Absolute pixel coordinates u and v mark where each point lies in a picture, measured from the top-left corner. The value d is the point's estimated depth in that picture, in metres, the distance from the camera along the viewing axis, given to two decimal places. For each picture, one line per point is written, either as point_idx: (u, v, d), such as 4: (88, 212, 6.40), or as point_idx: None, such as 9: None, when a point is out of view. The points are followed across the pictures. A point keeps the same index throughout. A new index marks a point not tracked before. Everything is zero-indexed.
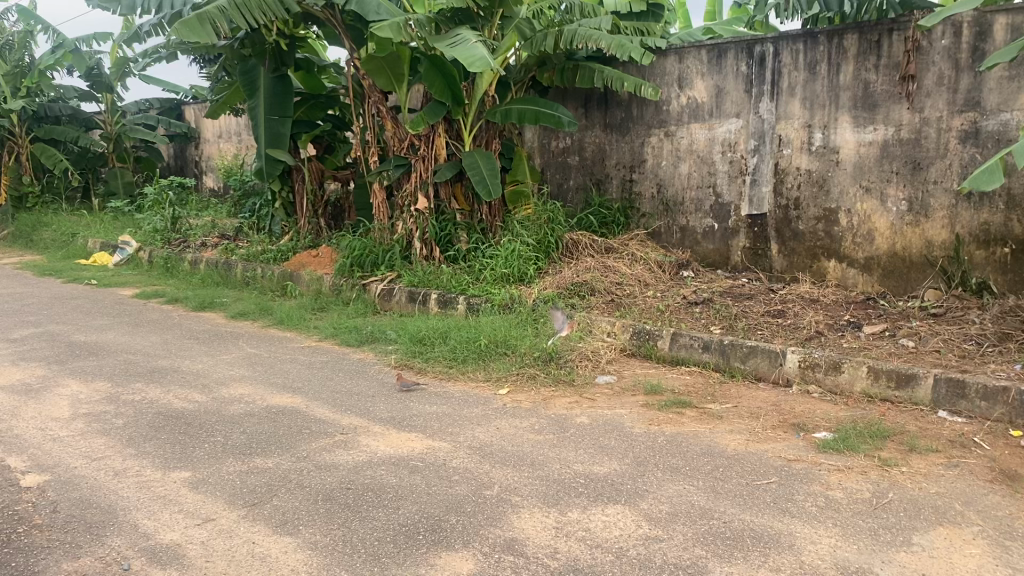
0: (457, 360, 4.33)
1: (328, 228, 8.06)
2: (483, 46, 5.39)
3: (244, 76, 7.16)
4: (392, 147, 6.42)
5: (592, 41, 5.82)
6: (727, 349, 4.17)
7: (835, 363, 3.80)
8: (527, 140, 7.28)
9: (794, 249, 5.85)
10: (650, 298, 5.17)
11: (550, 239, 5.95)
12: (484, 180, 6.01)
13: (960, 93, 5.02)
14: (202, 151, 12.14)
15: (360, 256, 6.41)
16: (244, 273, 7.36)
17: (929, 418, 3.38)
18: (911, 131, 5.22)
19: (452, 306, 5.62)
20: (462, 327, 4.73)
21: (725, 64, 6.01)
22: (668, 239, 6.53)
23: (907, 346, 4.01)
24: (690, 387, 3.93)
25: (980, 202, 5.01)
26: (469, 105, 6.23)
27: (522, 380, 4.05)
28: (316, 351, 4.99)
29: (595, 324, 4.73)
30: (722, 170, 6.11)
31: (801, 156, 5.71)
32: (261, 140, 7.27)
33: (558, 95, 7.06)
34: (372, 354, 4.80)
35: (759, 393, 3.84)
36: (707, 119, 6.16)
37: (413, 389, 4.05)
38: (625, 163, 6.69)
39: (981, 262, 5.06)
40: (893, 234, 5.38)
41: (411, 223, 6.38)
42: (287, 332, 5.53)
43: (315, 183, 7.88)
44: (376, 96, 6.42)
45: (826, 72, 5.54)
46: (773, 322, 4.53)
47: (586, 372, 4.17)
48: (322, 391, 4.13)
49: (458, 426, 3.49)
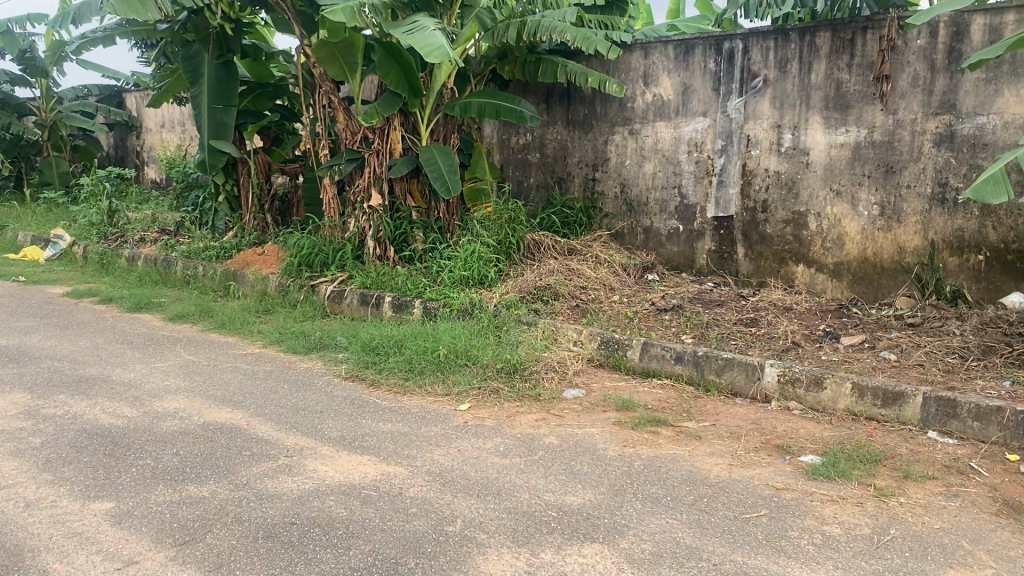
0: (413, 371, 4.01)
1: (276, 224, 7.64)
2: (443, 34, 5.09)
3: (187, 62, 6.77)
4: (344, 140, 6.07)
5: (556, 34, 5.55)
6: (701, 362, 3.93)
7: (817, 379, 3.58)
8: (485, 135, 6.98)
9: (760, 253, 5.66)
10: (616, 304, 4.91)
11: (511, 240, 5.66)
12: (443, 177, 5.69)
13: (935, 95, 4.86)
14: (144, 141, 11.58)
15: (309, 255, 6.04)
16: (184, 271, 6.94)
17: (919, 440, 3.18)
18: (885, 134, 5.04)
19: (406, 311, 5.29)
20: (419, 335, 4.42)
21: (692, 61, 5.78)
22: (632, 240, 6.28)
23: (889, 360, 3.82)
24: (663, 402, 3.68)
25: (954, 208, 4.86)
26: (426, 97, 5.91)
27: (484, 394, 3.76)
28: (260, 358, 4.63)
29: (561, 332, 4.45)
30: (688, 170, 5.89)
31: (770, 158, 5.51)
32: (204, 130, 6.84)
33: (519, 89, 6.77)
34: (321, 363, 4.46)
35: (736, 410, 3.59)
36: (673, 117, 5.94)
37: (365, 405, 3.73)
38: (588, 161, 6.43)
39: (955, 270, 4.91)
40: (864, 239, 5.21)
41: (364, 220, 6.03)
42: (228, 338, 5.15)
43: (262, 176, 7.46)
44: (328, 86, 6.07)
45: (797, 71, 5.34)
46: (745, 331, 4.30)
47: (552, 385, 3.89)
48: (266, 406, 3.78)
49: (416, 449, 3.18)
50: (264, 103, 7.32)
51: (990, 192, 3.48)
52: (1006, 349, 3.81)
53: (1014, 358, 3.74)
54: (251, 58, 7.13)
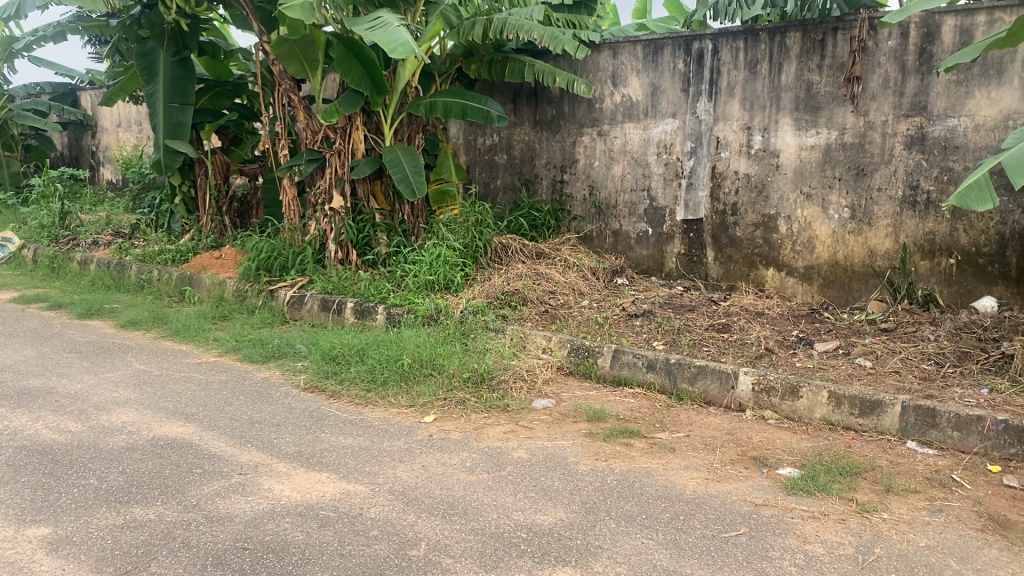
0: (375, 382, 3.85)
1: (234, 226, 7.41)
2: (406, 31, 4.94)
3: (141, 59, 6.55)
4: (304, 141, 5.88)
5: (523, 32, 5.41)
6: (674, 369, 3.81)
7: (792, 388, 3.48)
8: (451, 136, 6.82)
9: (730, 256, 5.57)
10: (586, 310, 4.78)
11: (477, 243, 5.51)
12: (407, 178, 5.53)
13: (906, 97, 4.80)
14: (99, 141, 11.24)
15: (267, 259, 5.84)
16: (138, 276, 6.69)
17: (899, 451, 3.09)
18: (856, 136, 4.98)
19: (369, 317, 5.12)
20: (381, 343, 4.24)
21: (661, 62, 5.68)
22: (600, 244, 6.17)
23: (864, 367, 3.74)
24: (636, 412, 3.55)
25: (926, 211, 4.80)
26: (390, 96, 5.74)
27: (450, 406, 3.60)
28: (214, 368, 4.43)
29: (529, 339, 4.32)
30: (657, 172, 5.79)
31: (740, 160, 5.42)
32: (160, 130, 6.65)
33: (485, 89, 6.63)
34: (278, 372, 4.28)
35: (710, 419, 3.48)
36: (641, 118, 5.83)
37: (324, 418, 3.56)
38: (556, 163, 6.31)
39: (926, 273, 4.86)
40: (834, 242, 5.14)
41: (325, 223, 5.84)
42: (182, 346, 4.94)
43: (220, 176, 7.23)
44: (287, 84, 5.89)
45: (767, 72, 5.25)
46: (718, 337, 4.20)
47: (521, 396, 3.74)
48: (219, 419, 3.59)
49: (378, 465, 3.03)
50: (223, 100, 7.12)
51: (975, 201, 3.38)
52: (982, 355, 3.75)
53: (990, 365, 3.68)
54: (209, 56, 6.91)
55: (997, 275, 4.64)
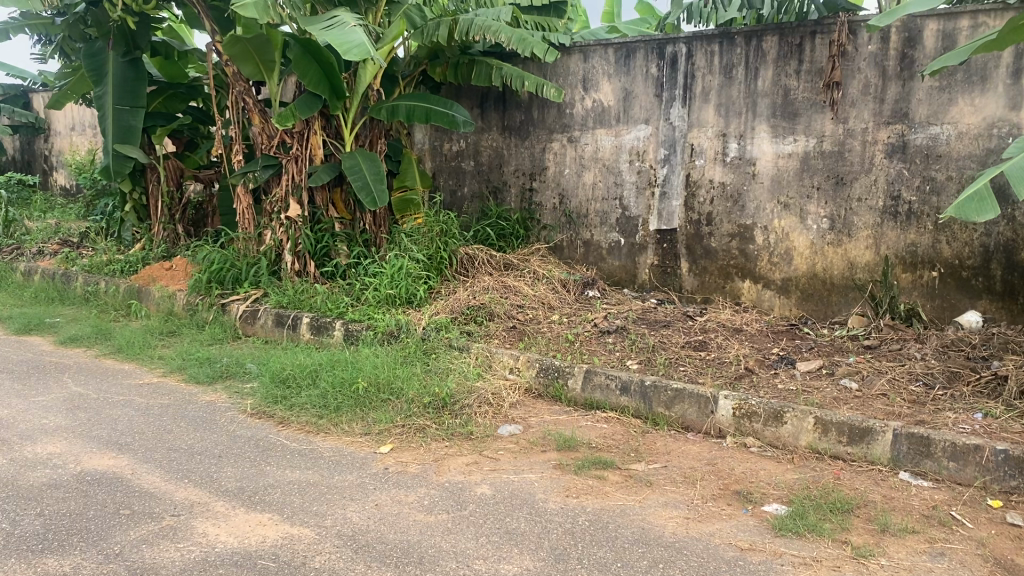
0: (328, 408, 3.55)
1: (188, 236, 7.04)
2: (365, 31, 4.67)
3: (89, 59, 6.24)
4: (259, 145, 5.58)
5: (490, 34, 5.18)
6: (649, 393, 3.56)
7: (776, 413, 3.24)
8: (416, 142, 6.55)
9: (705, 268, 5.35)
10: (556, 326, 4.53)
11: (442, 254, 5.23)
12: (368, 186, 5.25)
13: (886, 103, 4.62)
14: (52, 144, 10.81)
15: (219, 271, 5.52)
16: (83, 287, 6.32)
17: (892, 483, 2.87)
18: (834, 143, 4.78)
19: (326, 333, 4.82)
20: (336, 364, 3.95)
21: (633, 65, 5.46)
22: (571, 254, 5.93)
23: (851, 390, 3.52)
24: (609, 440, 3.29)
25: (907, 222, 4.61)
26: (350, 100, 5.47)
27: (408, 434, 3.33)
28: (156, 390, 4.11)
29: (496, 358, 4.06)
30: (629, 180, 5.57)
31: (715, 168, 5.21)
32: (108, 133, 6.27)
33: (451, 93, 6.37)
34: (225, 395, 3.97)
35: (689, 447, 3.23)
36: (613, 124, 5.61)
37: (271, 449, 3.27)
38: (525, 170, 6.06)
39: (908, 287, 4.67)
40: (813, 254, 4.94)
41: (281, 232, 5.53)
42: (124, 365, 4.60)
43: (172, 184, 6.86)
44: (241, 86, 5.58)
45: (743, 76, 5.05)
46: (694, 355, 3.96)
47: (486, 422, 3.47)
48: (155, 450, 3.28)
49: (326, 504, 2.75)
50: (176, 104, 6.84)
51: (975, 211, 3.20)
52: (972, 376, 3.55)
53: (982, 387, 3.48)
54: (162, 57, 6.58)
55: (981, 288, 4.46)
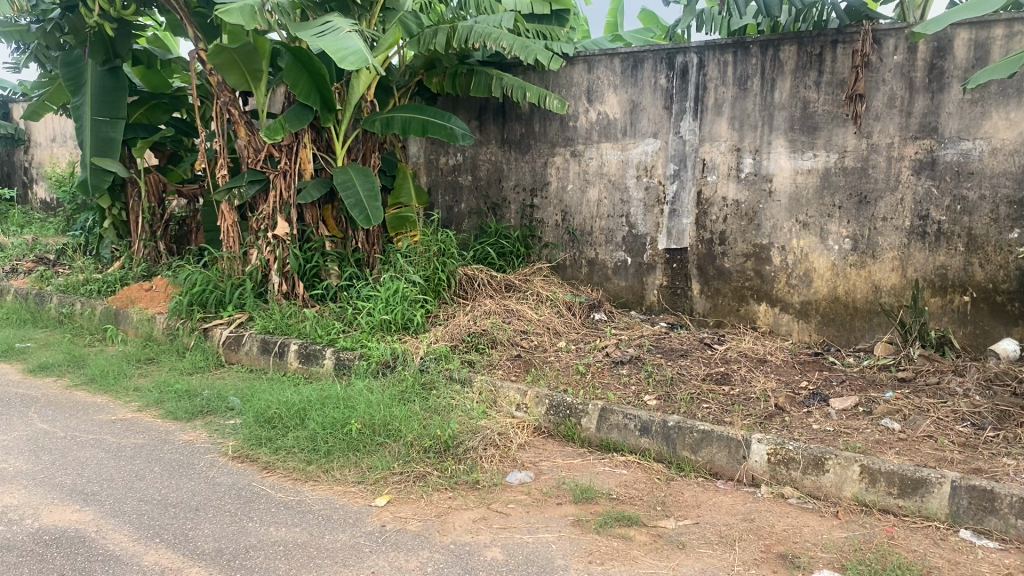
0: (317, 453, 3.21)
1: (170, 254, 6.69)
2: (359, 37, 4.35)
3: (67, 68, 5.94)
4: (245, 159, 5.24)
5: (490, 41, 4.84)
6: (672, 435, 3.23)
7: (817, 460, 2.92)
8: (411, 155, 6.23)
9: (718, 290, 5.04)
10: (564, 355, 4.20)
11: (440, 276, 4.90)
12: (361, 203, 4.92)
13: (914, 117, 4.30)
14: (32, 156, 10.45)
15: (201, 293, 5.18)
16: (58, 309, 5.96)
17: (955, 545, 2.55)
18: (857, 159, 4.47)
19: (315, 362, 4.47)
20: (326, 401, 3.61)
21: (641, 76, 5.16)
22: (574, 274, 5.61)
23: (893, 432, 3.20)
24: (631, 490, 2.96)
25: (937, 243, 4.30)
26: (342, 112, 5.15)
27: (406, 483, 2.99)
28: (129, 428, 3.75)
29: (501, 394, 3.73)
30: (636, 197, 5.25)
31: (728, 185, 4.91)
32: (86, 146, 5.93)
33: (448, 104, 6.06)
34: (205, 434, 3.63)
35: (720, 499, 2.91)
36: (619, 138, 5.30)
37: (253, 501, 2.92)
38: (525, 185, 5.74)
39: (938, 312, 4.36)
40: (834, 276, 4.63)
41: (268, 252, 5.19)
42: (96, 397, 4.24)
43: (154, 199, 6.50)
44: (226, 97, 5.21)
45: (759, 88, 4.74)
46: (717, 390, 3.64)
47: (493, 468, 3.13)
48: (125, 502, 2.93)
49: (316, 572, 2.40)
50: (159, 116, 6.51)
51: None
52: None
53: None
54: (143, 66, 6.32)
55: (1017, 315, 4.15)
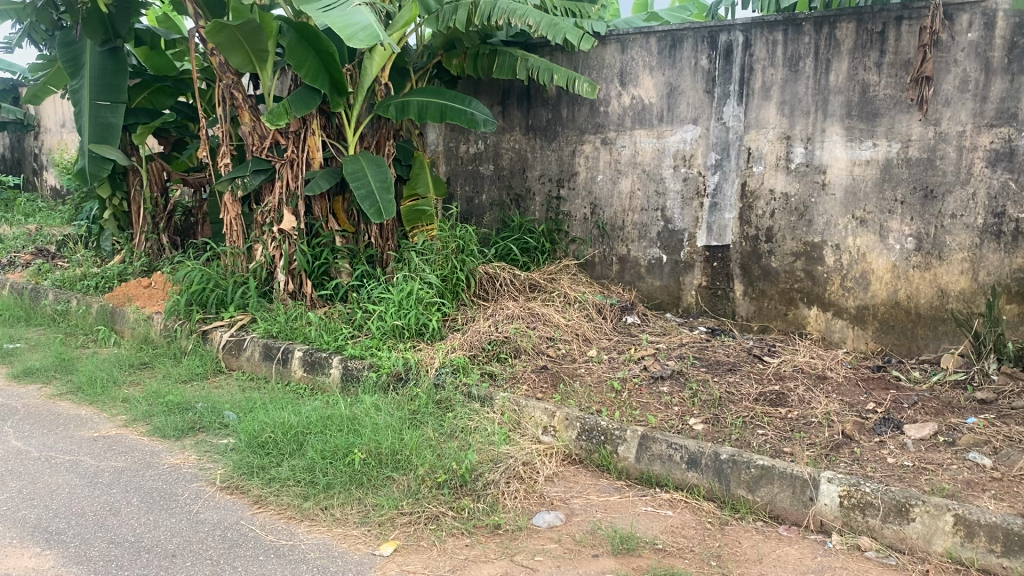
0: (316, 487, 2.81)
1: (173, 247, 6.30)
2: (369, 12, 3.92)
3: (65, 49, 5.54)
4: (250, 147, 4.82)
5: (516, 18, 4.41)
6: (726, 470, 2.80)
7: (899, 506, 2.48)
8: (428, 143, 5.80)
9: (763, 292, 4.55)
10: (595, 367, 3.76)
11: (458, 276, 4.47)
12: (373, 194, 4.50)
13: (989, 102, 3.78)
14: (42, 142, 10.12)
15: (201, 292, 4.78)
16: (53, 305, 5.60)
17: None
18: (923, 149, 3.96)
19: (321, 372, 4.06)
20: (329, 424, 3.19)
21: (680, 57, 4.67)
22: (604, 272, 5.16)
23: (984, 470, 2.73)
24: (679, 538, 2.53)
25: (1014, 243, 3.78)
26: (355, 95, 4.75)
27: (417, 526, 2.58)
28: (111, 447, 3.36)
29: (526, 414, 3.31)
30: (673, 189, 4.78)
31: (776, 176, 4.41)
32: (84, 132, 5.54)
33: (469, 88, 5.61)
34: (195, 457, 3.23)
35: (786, 552, 2.47)
36: (654, 125, 4.82)
37: (238, 547, 2.51)
38: (551, 175, 5.29)
39: (1014, 321, 3.84)
40: (895, 279, 4.12)
41: (273, 248, 4.77)
42: (80, 410, 3.85)
43: (156, 188, 6.13)
44: (230, 79, 4.78)
45: (812, 70, 4.24)
46: (773, 414, 3.20)
47: (517, 508, 2.71)
48: (92, 545, 2.53)
49: None
50: (163, 100, 6.10)
51: None
52: None
53: None
54: (147, 46, 5.87)
55: None
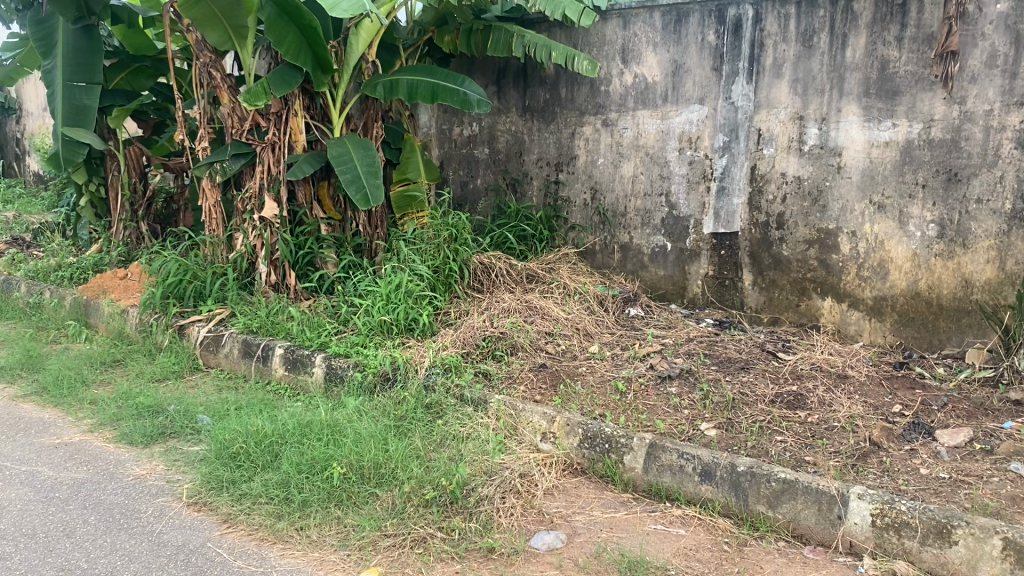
0: (290, 506, 2.54)
1: (154, 235, 6.00)
2: None
3: (37, 28, 5.24)
4: (228, 129, 4.50)
5: None
6: (743, 484, 2.54)
7: (940, 528, 2.22)
8: (421, 125, 5.51)
9: (774, 282, 4.28)
10: (597, 365, 3.49)
11: (450, 267, 4.19)
12: (359, 180, 4.22)
13: (1020, 79, 3.47)
14: (24, 127, 9.80)
15: (179, 284, 4.51)
16: (27, 297, 5.31)
17: None
18: (947, 130, 3.66)
19: (303, 370, 3.79)
20: (308, 432, 2.93)
21: (686, 32, 4.36)
22: (605, 260, 4.88)
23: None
24: (693, 563, 2.27)
25: None
26: (340, 72, 4.45)
27: (402, 551, 2.32)
28: (73, 456, 3.09)
29: (522, 418, 3.04)
30: (678, 172, 4.49)
31: (788, 159, 4.12)
32: (58, 115, 5.25)
33: (463, 66, 5.31)
34: (163, 467, 2.96)
35: None
36: (658, 105, 4.52)
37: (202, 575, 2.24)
38: (549, 159, 5.00)
39: None
40: (915, 268, 3.84)
41: (254, 237, 4.49)
42: (44, 413, 3.59)
43: (135, 173, 5.82)
44: (206, 58, 4.46)
45: (827, 46, 3.93)
46: (791, 419, 2.94)
47: (513, 528, 2.45)
48: (38, 573, 2.26)
49: None
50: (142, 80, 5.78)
51: None
52: None
53: None
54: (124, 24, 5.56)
55: None
